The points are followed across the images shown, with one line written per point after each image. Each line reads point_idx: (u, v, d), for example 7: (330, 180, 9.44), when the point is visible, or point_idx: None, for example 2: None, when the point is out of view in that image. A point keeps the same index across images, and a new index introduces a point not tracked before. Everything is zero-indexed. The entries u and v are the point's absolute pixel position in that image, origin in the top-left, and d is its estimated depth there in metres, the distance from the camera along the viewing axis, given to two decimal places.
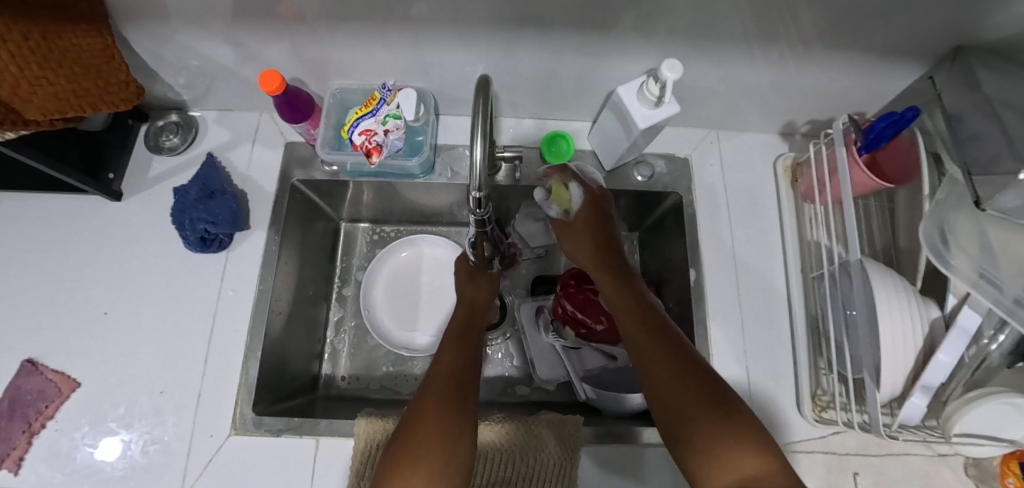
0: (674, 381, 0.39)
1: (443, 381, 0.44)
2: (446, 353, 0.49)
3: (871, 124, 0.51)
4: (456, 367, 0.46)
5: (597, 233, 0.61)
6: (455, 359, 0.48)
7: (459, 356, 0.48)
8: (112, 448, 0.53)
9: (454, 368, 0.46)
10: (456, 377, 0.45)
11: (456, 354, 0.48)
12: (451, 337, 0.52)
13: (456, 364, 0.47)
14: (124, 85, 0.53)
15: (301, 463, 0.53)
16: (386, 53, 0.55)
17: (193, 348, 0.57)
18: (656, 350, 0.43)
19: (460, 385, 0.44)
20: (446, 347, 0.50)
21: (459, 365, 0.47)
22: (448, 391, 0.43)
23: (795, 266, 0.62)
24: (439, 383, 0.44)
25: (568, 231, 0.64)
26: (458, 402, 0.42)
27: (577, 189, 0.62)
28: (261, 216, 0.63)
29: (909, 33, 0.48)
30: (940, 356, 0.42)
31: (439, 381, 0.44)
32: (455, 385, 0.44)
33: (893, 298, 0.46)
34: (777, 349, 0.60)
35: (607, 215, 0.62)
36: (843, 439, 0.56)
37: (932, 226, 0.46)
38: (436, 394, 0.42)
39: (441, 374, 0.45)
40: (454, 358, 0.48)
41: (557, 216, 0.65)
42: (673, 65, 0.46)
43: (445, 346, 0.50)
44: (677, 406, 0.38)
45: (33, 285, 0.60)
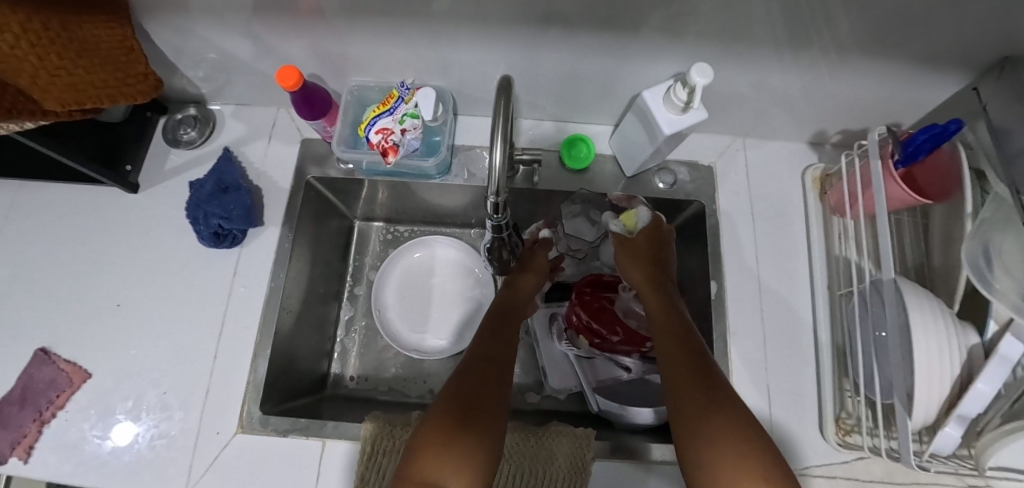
0: (701, 393, 0.37)
1: (477, 362, 0.43)
2: (481, 335, 0.48)
3: (910, 137, 0.48)
4: (492, 349, 0.45)
5: (657, 256, 0.55)
6: (490, 340, 0.47)
7: (494, 338, 0.47)
8: (119, 440, 0.53)
9: (489, 349, 0.45)
10: (492, 359, 0.44)
11: (492, 336, 0.47)
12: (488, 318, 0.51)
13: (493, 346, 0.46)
14: (142, 77, 0.53)
15: (306, 465, 0.52)
16: (405, 50, 0.54)
17: (203, 343, 0.57)
18: (688, 360, 0.41)
19: (495, 367, 0.43)
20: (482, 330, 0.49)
21: (495, 345, 0.46)
22: (484, 373, 0.42)
23: (821, 281, 0.60)
24: (475, 363, 0.43)
25: (627, 252, 0.56)
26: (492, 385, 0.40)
27: (646, 212, 0.57)
28: (275, 212, 0.62)
29: (955, 41, 0.45)
30: (978, 385, 0.40)
31: (475, 361, 0.43)
32: (489, 366, 0.43)
33: (928, 321, 0.44)
34: (800, 367, 0.58)
35: (665, 237, 0.57)
36: (867, 465, 0.53)
37: (976, 246, 0.43)
38: (471, 375, 0.41)
39: (476, 354, 0.44)
40: (488, 338, 0.47)
41: (616, 233, 0.58)
42: (703, 69, 0.43)
43: (482, 328, 0.49)
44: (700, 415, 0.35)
45: (48, 273, 0.60)
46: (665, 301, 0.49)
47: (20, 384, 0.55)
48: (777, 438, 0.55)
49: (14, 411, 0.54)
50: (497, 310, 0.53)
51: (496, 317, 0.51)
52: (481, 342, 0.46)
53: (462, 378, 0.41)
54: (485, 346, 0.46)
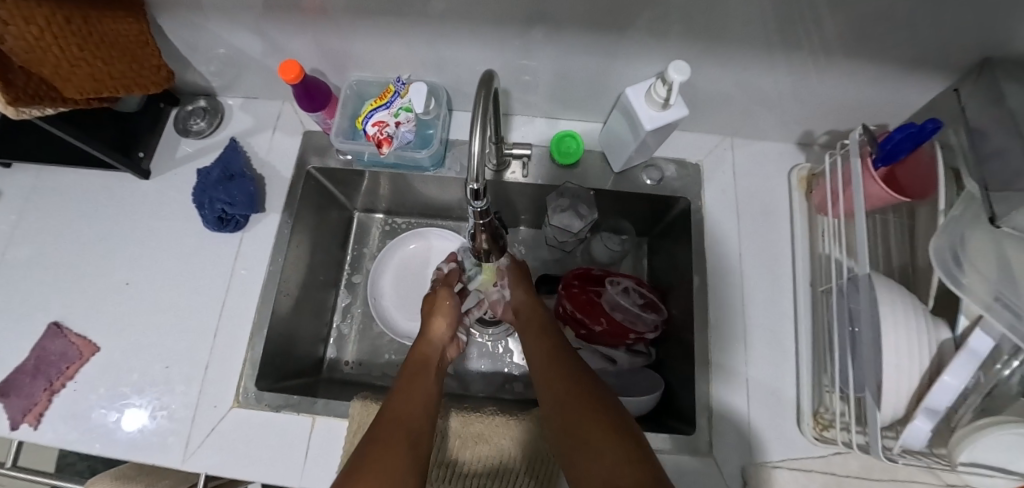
0: (595, 433, 0.36)
1: (390, 426, 0.40)
2: (400, 394, 0.46)
3: (888, 135, 0.50)
4: (408, 411, 0.43)
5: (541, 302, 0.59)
6: (408, 402, 0.45)
7: (412, 399, 0.45)
8: (134, 421, 0.56)
9: (404, 413, 0.43)
10: (406, 422, 0.42)
11: (406, 399, 0.45)
12: (406, 375, 0.50)
13: (415, 410, 0.44)
14: (156, 69, 0.57)
15: (296, 439, 0.54)
16: (402, 47, 0.57)
17: (204, 322, 0.60)
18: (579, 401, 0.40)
19: (408, 433, 0.40)
20: (400, 389, 0.47)
21: (410, 408, 0.44)
22: (394, 437, 0.39)
23: (804, 278, 0.61)
24: (386, 427, 0.40)
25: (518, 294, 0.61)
26: (400, 453, 0.38)
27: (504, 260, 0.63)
28: (276, 200, 0.65)
29: (932, 44, 0.46)
30: (945, 378, 0.41)
31: (386, 425, 0.41)
32: (403, 431, 0.40)
33: (900, 315, 0.45)
34: (780, 362, 0.59)
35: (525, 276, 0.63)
36: (843, 460, 0.53)
37: (943, 244, 0.44)
38: (382, 440, 0.38)
39: (392, 415, 0.42)
40: (405, 399, 0.45)
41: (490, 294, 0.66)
42: (681, 67, 0.45)
43: (398, 386, 0.47)
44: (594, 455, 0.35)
45: (66, 253, 0.64)
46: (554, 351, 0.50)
47: (33, 355, 0.59)
48: (755, 430, 0.56)
49: (27, 380, 0.57)
50: (418, 367, 0.52)
51: (417, 374, 0.50)
52: (396, 404, 0.44)
53: (368, 445, 0.38)
54: (399, 409, 0.43)
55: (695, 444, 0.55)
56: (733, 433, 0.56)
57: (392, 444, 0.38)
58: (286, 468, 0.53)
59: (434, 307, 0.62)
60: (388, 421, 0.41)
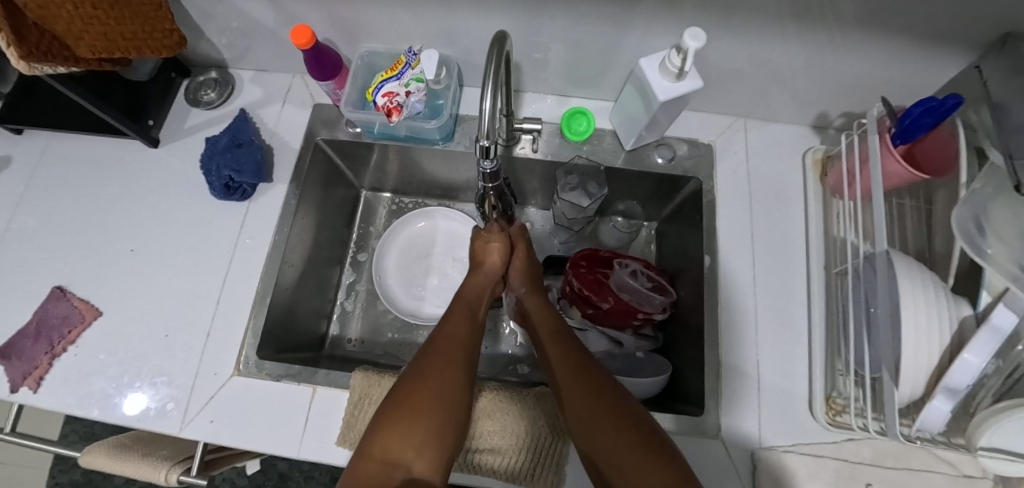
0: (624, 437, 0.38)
1: (448, 345, 0.45)
2: (455, 316, 0.49)
3: (907, 110, 0.48)
4: (462, 332, 0.47)
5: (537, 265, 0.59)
6: (460, 326, 0.48)
7: (463, 325, 0.48)
8: (135, 404, 0.54)
9: (457, 335, 0.46)
10: (459, 345, 0.45)
11: (461, 322, 0.48)
12: (458, 303, 0.51)
13: (469, 334, 0.47)
14: (168, 33, 0.57)
15: (296, 409, 0.53)
16: (414, 18, 0.57)
17: (207, 289, 0.59)
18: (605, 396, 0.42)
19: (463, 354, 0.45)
20: (451, 315, 0.49)
21: (465, 331, 0.47)
22: (452, 357, 0.44)
23: (818, 260, 0.59)
24: (444, 347, 0.44)
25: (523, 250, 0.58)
26: (457, 369, 0.43)
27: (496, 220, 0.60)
28: (284, 170, 0.65)
29: (955, 19, 0.45)
30: (966, 355, 0.39)
31: (440, 344, 0.45)
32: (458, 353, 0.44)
33: (919, 290, 0.44)
34: (793, 345, 0.57)
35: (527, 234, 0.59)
36: (857, 447, 0.51)
37: (966, 213, 0.43)
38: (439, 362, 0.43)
39: (447, 335, 0.46)
40: (460, 324, 0.48)
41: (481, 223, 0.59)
42: (696, 34, 0.44)
43: (453, 309, 0.50)
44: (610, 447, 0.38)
45: (70, 218, 0.64)
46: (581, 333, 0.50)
47: (36, 317, 0.58)
48: (765, 413, 0.54)
49: (29, 342, 0.57)
50: (469, 299, 0.53)
51: (470, 303, 0.52)
52: (452, 323, 0.48)
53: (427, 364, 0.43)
54: (454, 331, 0.47)
55: (703, 425, 0.54)
56: (742, 416, 0.54)
57: (449, 361, 0.43)
58: (283, 438, 0.52)
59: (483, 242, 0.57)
60: (446, 340, 0.45)
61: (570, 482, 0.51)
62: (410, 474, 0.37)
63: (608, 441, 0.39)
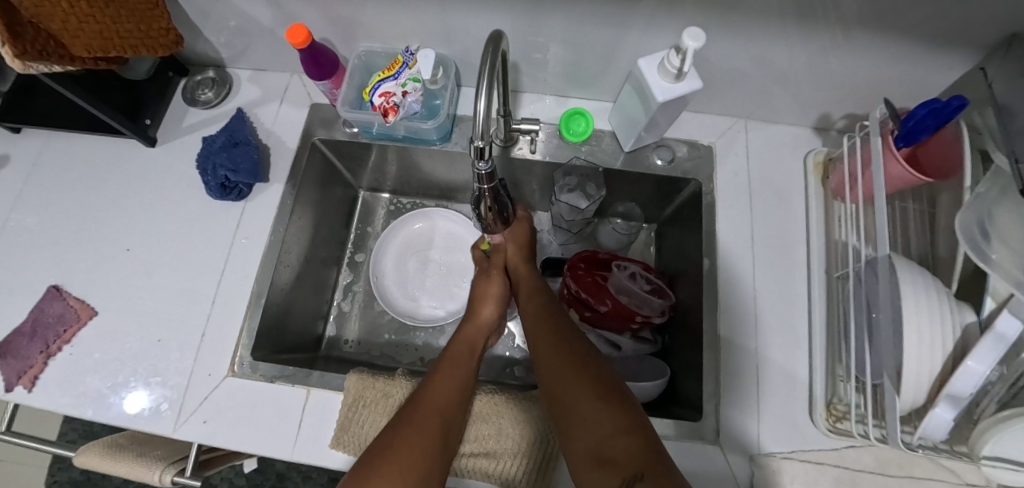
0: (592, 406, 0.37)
1: (426, 410, 0.43)
2: (436, 378, 0.47)
3: (910, 112, 0.47)
4: (443, 395, 0.45)
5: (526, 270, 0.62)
6: (444, 385, 0.47)
7: (449, 386, 0.47)
8: (138, 401, 0.54)
9: (440, 396, 0.45)
10: (442, 408, 0.44)
11: (447, 382, 0.47)
12: (445, 360, 0.51)
13: (450, 397, 0.46)
14: (164, 32, 0.57)
15: (291, 411, 0.53)
16: (411, 17, 0.56)
17: (203, 289, 0.59)
18: (581, 379, 0.40)
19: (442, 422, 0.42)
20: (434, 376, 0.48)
21: (447, 396, 0.45)
22: (430, 425, 0.41)
23: (819, 264, 0.59)
24: (422, 412, 0.42)
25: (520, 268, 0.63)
26: (433, 441, 0.40)
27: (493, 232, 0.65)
28: (281, 170, 0.64)
29: (960, 19, 0.44)
30: (968, 362, 0.38)
31: (422, 407, 0.43)
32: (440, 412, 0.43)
33: (921, 295, 0.43)
34: (792, 349, 0.56)
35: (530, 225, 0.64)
36: (858, 454, 0.50)
37: (971, 217, 0.42)
38: (419, 422, 0.41)
39: (426, 399, 0.44)
40: (440, 385, 0.46)
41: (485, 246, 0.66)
42: (695, 33, 0.44)
43: (439, 366, 0.50)
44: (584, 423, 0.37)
45: (68, 216, 0.64)
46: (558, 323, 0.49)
47: (31, 317, 0.58)
48: (764, 419, 0.53)
49: (24, 341, 0.57)
50: (461, 355, 0.53)
51: (456, 360, 0.51)
52: (434, 382, 0.47)
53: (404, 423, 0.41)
54: (434, 396, 0.45)
55: (700, 431, 0.53)
56: (741, 422, 0.53)
57: (425, 428, 0.41)
58: (278, 440, 0.52)
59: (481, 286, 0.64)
60: (424, 406, 0.43)
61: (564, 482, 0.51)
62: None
63: (591, 425, 0.36)
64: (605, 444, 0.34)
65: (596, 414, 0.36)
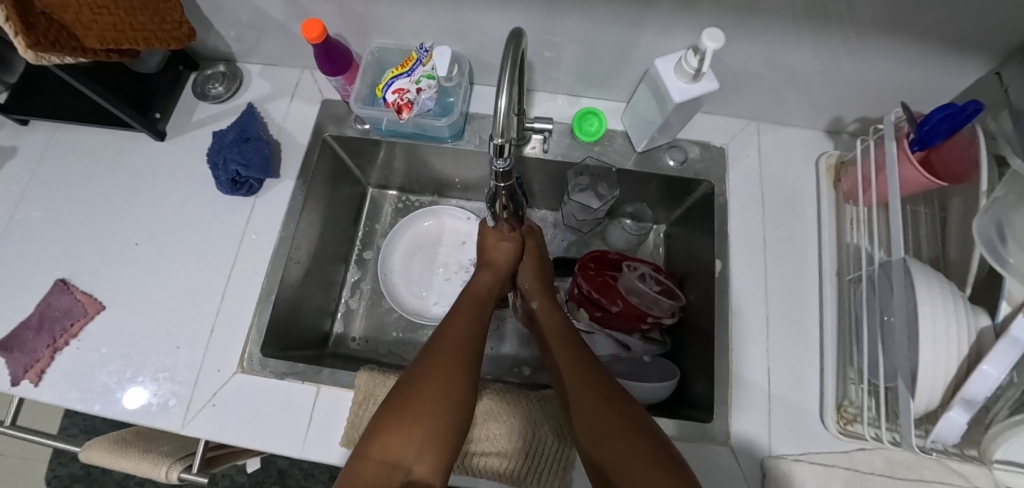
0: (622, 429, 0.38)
1: (451, 342, 0.44)
2: (458, 315, 0.48)
3: (926, 116, 0.47)
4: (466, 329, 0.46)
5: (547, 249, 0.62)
6: (468, 322, 0.47)
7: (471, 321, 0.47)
8: (136, 398, 0.54)
9: (464, 330, 0.46)
10: (466, 342, 0.44)
11: (472, 317, 0.48)
12: (466, 299, 0.51)
13: (471, 330, 0.46)
14: (177, 25, 0.56)
15: (300, 408, 0.53)
16: (426, 14, 0.56)
17: (212, 285, 0.59)
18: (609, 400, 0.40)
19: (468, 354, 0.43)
20: (459, 313, 0.48)
21: (469, 327, 0.46)
22: (455, 354, 0.42)
23: (831, 267, 0.59)
24: (448, 347, 0.43)
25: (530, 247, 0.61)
26: (460, 363, 0.42)
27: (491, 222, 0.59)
28: (291, 166, 0.64)
29: (977, 25, 0.44)
30: (983, 367, 0.38)
31: (447, 340, 0.44)
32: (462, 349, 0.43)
33: (937, 299, 0.43)
34: (803, 352, 0.56)
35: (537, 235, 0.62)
36: (868, 457, 0.50)
37: (989, 222, 0.43)
38: (444, 356, 0.42)
39: (450, 334, 0.45)
40: (462, 321, 0.47)
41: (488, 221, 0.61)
42: (714, 34, 0.44)
43: (461, 305, 0.50)
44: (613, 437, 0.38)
45: (75, 209, 0.63)
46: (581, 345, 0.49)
47: (39, 310, 0.58)
48: (775, 422, 0.53)
49: (31, 335, 0.56)
50: (477, 294, 0.53)
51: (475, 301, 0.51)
52: (459, 319, 0.47)
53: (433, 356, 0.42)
54: (459, 330, 0.45)
55: (710, 432, 0.53)
56: (752, 424, 0.53)
57: (452, 358, 0.42)
58: (287, 437, 0.51)
59: (494, 240, 0.59)
60: (450, 339, 0.44)
61: (578, 481, 0.50)
62: (410, 476, 0.35)
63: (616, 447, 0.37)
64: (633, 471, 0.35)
65: (623, 443, 0.37)
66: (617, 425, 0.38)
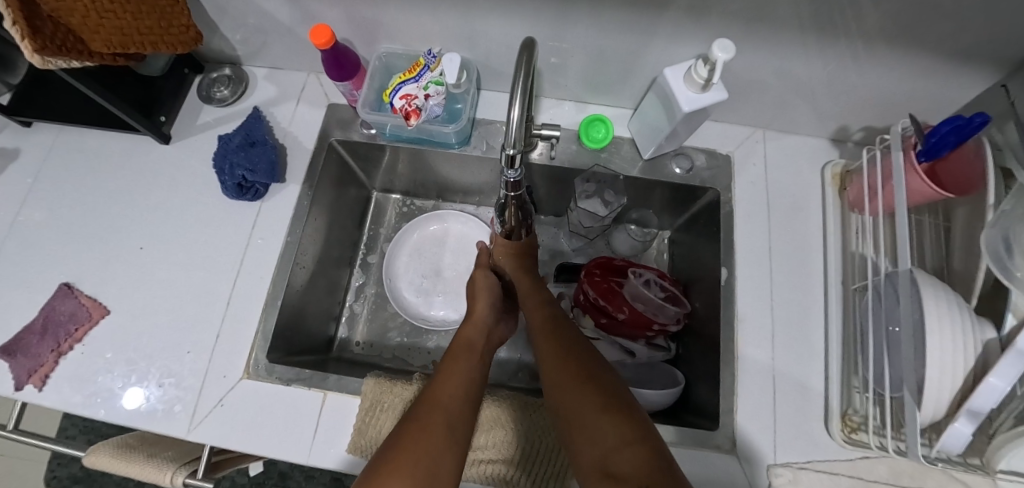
0: (606, 420, 0.36)
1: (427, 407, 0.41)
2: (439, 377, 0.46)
3: (934, 128, 0.47)
4: (445, 395, 0.44)
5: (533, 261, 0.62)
6: (447, 384, 0.45)
7: (452, 384, 0.45)
8: (141, 401, 0.54)
9: (444, 393, 0.44)
10: (444, 405, 0.42)
11: (453, 378, 0.46)
12: (446, 359, 0.50)
13: (452, 392, 0.44)
14: (184, 29, 0.56)
15: (306, 414, 0.53)
16: (434, 20, 0.56)
17: (217, 289, 0.59)
18: (592, 394, 0.39)
19: (446, 417, 0.41)
20: (437, 375, 0.47)
21: (450, 392, 0.44)
22: (432, 420, 0.40)
23: (835, 276, 0.59)
24: (423, 413, 0.41)
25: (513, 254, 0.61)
26: (439, 429, 0.39)
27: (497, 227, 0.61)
28: (297, 171, 0.64)
29: (985, 37, 0.45)
30: (990, 378, 0.38)
31: (423, 407, 0.42)
32: (440, 414, 0.41)
33: (944, 311, 0.43)
34: (807, 361, 0.56)
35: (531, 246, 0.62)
36: (871, 466, 0.51)
37: (996, 234, 0.43)
38: (419, 421, 0.40)
39: (429, 399, 0.43)
40: (443, 384, 0.45)
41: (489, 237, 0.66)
42: (725, 45, 0.44)
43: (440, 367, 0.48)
44: (601, 440, 0.35)
45: (80, 213, 0.63)
46: (559, 347, 0.47)
47: (42, 315, 0.57)
48: (779, 429, 0.54)
49: (35, 339, 0.56)
50: (459, 350, 0.52)
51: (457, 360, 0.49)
52: (440, 381, 0.45)
53: (408, 425, 0.39)
54: (436, 393, 0.43)
55: (716, 440, 0.53)
56: (758, 433, 0.53)
57: (429, 426, 0.39)
58: (293, 443, 0.51)
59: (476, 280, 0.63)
60: (426, 404, 0.42)
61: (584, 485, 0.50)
62: None
63: (600, 441, 0.35)
64: (616, 459, 0.33)
65: (605, 428, 0.36)
66: (601, 418, 0.37)
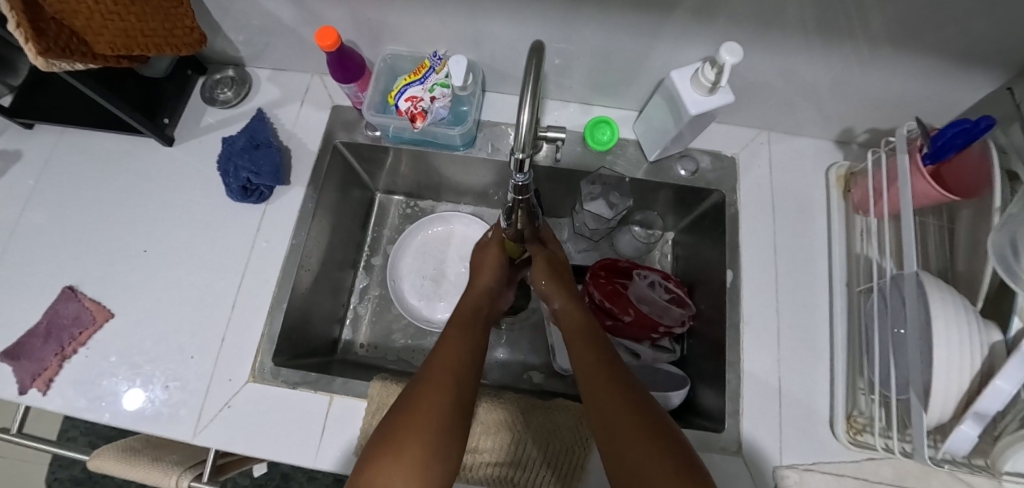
0: (627, 417, 0.39)
1: (438, 372, 0.43)
2: (449, 338, 0.48)
3: (940, 131, 0.47)
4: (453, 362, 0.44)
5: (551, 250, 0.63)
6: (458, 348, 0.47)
7: (461, 346, 0.47)
8: (146, 404, 0.53)
9: (454, 354, 0.46)
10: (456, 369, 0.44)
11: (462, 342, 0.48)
12: (450, 329, 0.50)
13: (461, 353, 0.46)
14: (188, 30, 0.55)
15: (312, 417, 0.52)
16: (440, 22, 0.56)
17: (222, 292, 0.58)
18: (613, 391, 0.42)
19: (457, 378, 0.43)
20: (448, 337, 0.48)
21: (460, 354, 0.46)
22: (446, 381, 0.42)
23: (840, 278, 0.59)
24: (436, 374, 0.43)
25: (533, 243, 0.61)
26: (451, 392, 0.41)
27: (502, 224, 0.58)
28: (302, 173, 0.64)
29: (992, 41, 0.45)
30: (997, 381, 0.38)
31: (437, 369, 0.43)
32: (454, 377, 0.43)
33: (951, 314, 0.43)
34: (813, 363, 0.57)
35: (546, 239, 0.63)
36: (877, 467, 0.51)
37: (1003, 238, 0.43)
38: (433, 383, 0.41)
39: (441, 361, 0.44)
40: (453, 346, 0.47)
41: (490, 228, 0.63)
42: (732, 48, 0.44)
43: (449, 330, 0.50)
44: (619, 431, 0.38)
45: (82, 215, 0.63)
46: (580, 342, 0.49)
47: (45, 318, 0.57)
48: (785, 431, 0.54)
49: (38, 343, 0.56)
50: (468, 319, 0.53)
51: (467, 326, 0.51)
52: (450, 343, 0.47)
53: (425, 385, 0.41)
54: (449, 356, 0.45)
55: (722, 442, 0.54)
56: (764, 435, 0.54)
57: (442, 387, 0.41)
58: (300, 446, 0.51)
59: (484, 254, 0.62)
60: (439, 365, 0.44)
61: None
62: None
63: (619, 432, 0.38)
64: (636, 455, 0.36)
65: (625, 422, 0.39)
66: (621, 411, 0.39)
